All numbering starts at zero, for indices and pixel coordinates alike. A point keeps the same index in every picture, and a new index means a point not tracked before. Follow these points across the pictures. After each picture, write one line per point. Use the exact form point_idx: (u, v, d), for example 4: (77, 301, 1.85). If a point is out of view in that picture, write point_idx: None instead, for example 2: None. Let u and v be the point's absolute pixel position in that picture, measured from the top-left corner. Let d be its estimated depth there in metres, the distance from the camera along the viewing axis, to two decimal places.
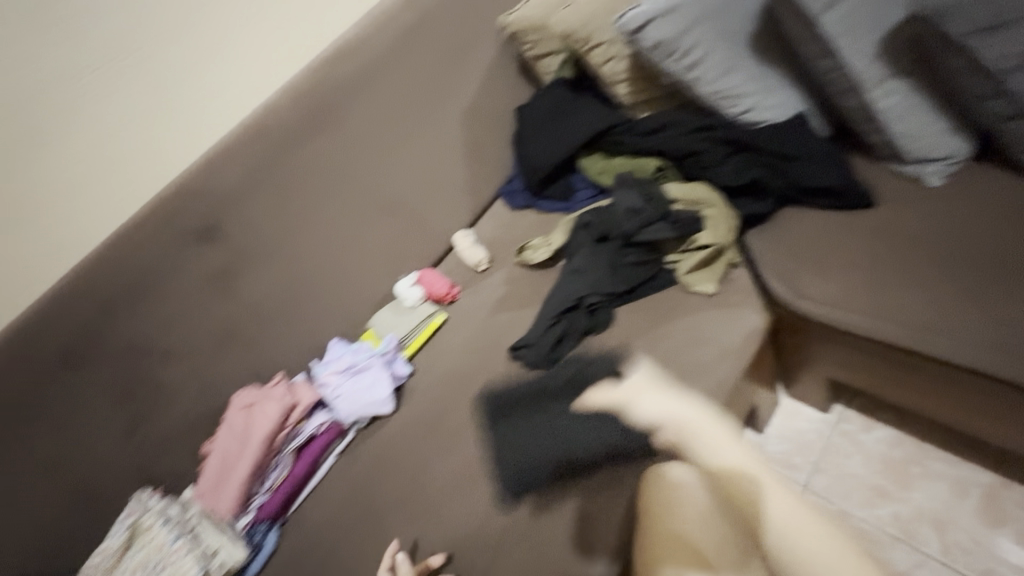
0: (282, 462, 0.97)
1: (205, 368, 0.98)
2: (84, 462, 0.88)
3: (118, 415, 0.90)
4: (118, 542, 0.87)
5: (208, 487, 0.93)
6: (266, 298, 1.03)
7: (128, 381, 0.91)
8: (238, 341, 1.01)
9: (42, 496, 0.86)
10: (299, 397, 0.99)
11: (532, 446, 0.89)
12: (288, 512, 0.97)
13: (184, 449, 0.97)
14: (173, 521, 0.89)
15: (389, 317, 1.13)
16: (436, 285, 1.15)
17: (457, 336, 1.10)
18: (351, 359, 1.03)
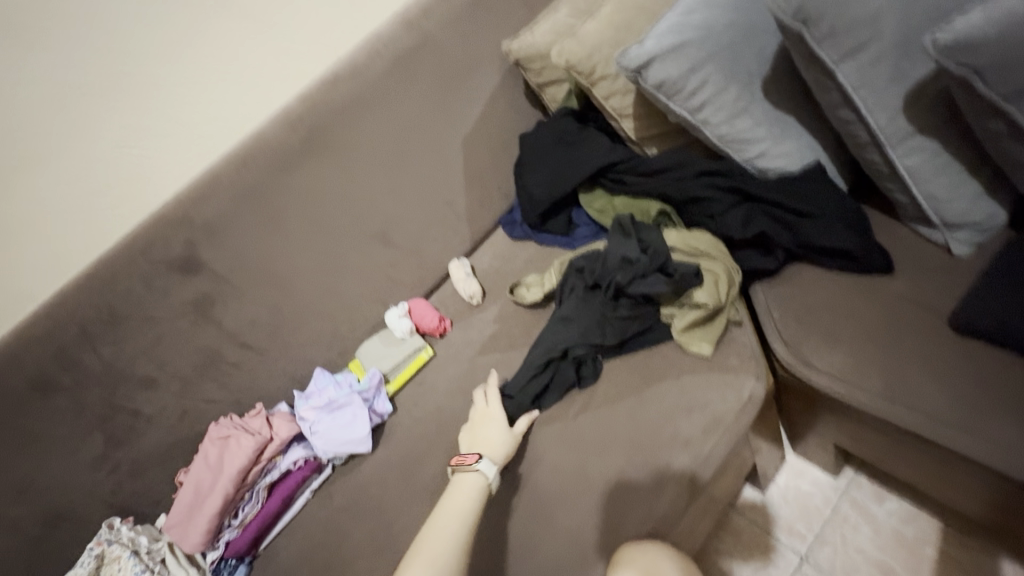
0: (254, 497, 0.95)
1: (184, 395, 0.95)
2: (54, 487, 0.87)
3: (91, 441, 0.88)
4: (85, 571, 0.87)
5: (177, 519, 0.91)
6: (252, 325, 0.99)
7: (102, 406, 0.88)
8: (219, 366, 0.97)
9: (9, 521, 0.84)
10: (277, 432, 0.97)
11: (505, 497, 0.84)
12: (258, 548, 0.95)
13: (158, 477, 0.95)
14: (140, 554, 0.89)
15: (379, 347, 1.10)
16: (426, 317, 1.12)
17: (444, 373, 1.06)
18: (332, 394, 1.00)
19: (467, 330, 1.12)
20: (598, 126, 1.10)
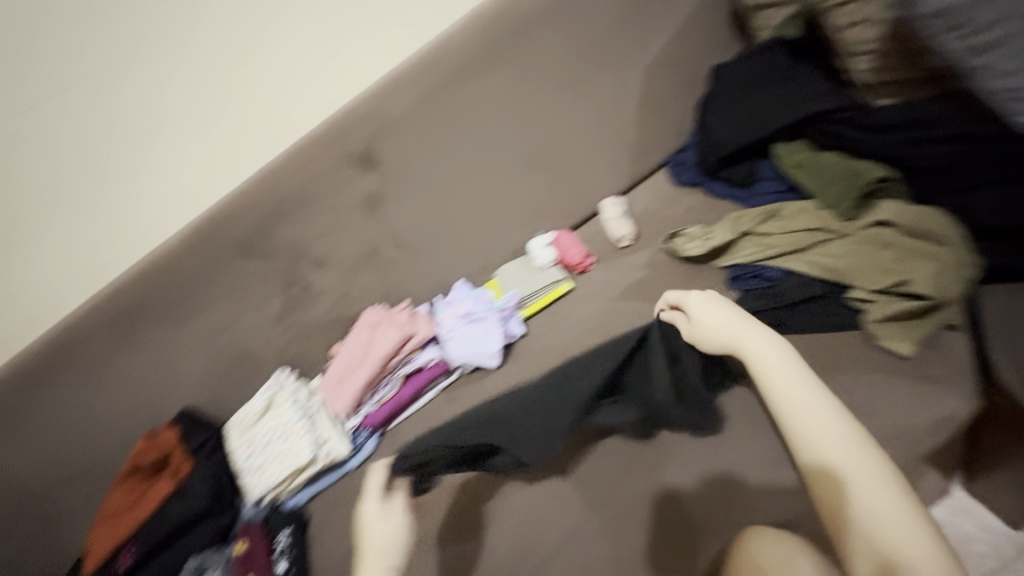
0: (392, 382, 1.04)
1: (347, 279, 1.05)
2: (244, 333, 1.03)
3: (273, 303, 1.02)
4: (259, 406, 1.03)
5: (330, 384, 1.04)
6: (410, 227, 1.05)
7: (283, 275, 0.99)
8: (377, 260, 1.06)
9: (211, 352, 1.03)
10: (417, 329, 1.04)
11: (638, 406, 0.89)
12: (389, 426, 1.06)
13: (317, 345, 1.10)
14: (300, 404, 1.03)
15: (519, 271, 1.11)
16: (571, 251, 1.10)
17: (580, 309, 1.05)
18: (471, 306, 1.04)
19: (610, 272, 1.08)
20: (815, 66, 0.97)
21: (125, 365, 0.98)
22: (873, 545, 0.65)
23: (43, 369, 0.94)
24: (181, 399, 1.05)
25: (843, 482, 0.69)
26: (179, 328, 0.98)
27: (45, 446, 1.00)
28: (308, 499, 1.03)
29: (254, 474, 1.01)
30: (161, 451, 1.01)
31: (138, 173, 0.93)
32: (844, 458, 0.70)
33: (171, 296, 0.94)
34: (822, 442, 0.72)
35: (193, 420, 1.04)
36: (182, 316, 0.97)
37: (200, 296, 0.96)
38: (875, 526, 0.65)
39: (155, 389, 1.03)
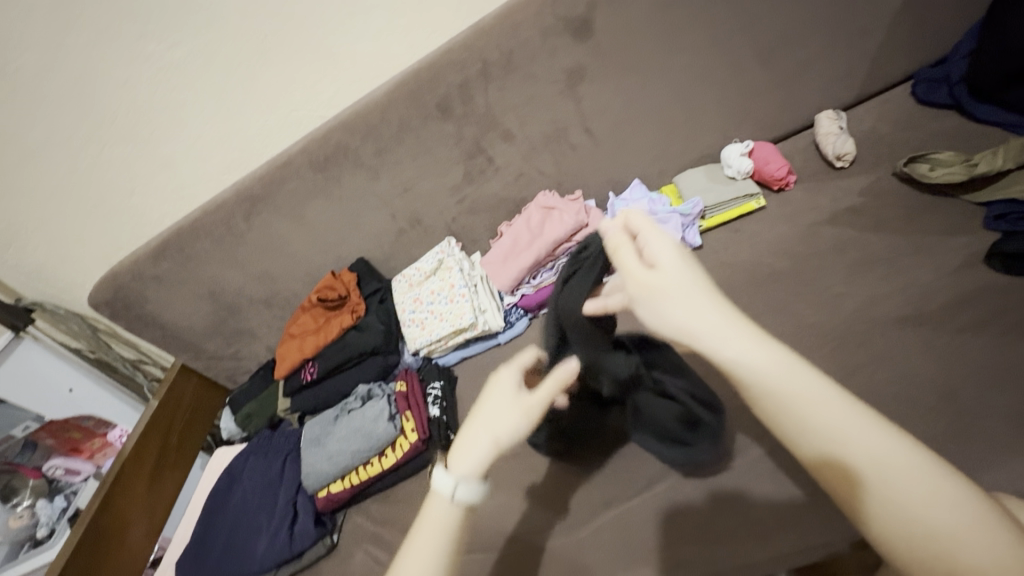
0: (554, 268, 1.05)
1: (527, 159, 1.04)
2: (423, 196, 1.07)
3: (455, 170, 1.04)
4: (428, 267, 1.09)
5: (495, 259, 1.07)
6: (601, 112, 1.00)
7: (471, 143, 1.00)
8: (560, 143, 1.03)
9: (392, 209, 1.09)
10: (590, 220, 1.04)
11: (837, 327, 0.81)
12: (540, 311, 1.08)
13: (484, 221, 1.12)
14: (464, 273, 1.07)
15: (704, 180, 1.03)
16: (771, 165, 0.99)
17: (769, 229, 0.97)
18: (650, 207, 1.00)
19: (811, 196, 0.98)
20: None
21: (321, 206, 1.07)
22: (886, 540, 0.48)
23: (257, 197, 1.04)
24: (359, 249, 1.15)
25: (868, 482, 0.48)
26: (372, 180, 1.04)
27: (251, 266, 1.16)
28: (457, 361, 1.11)
29: (415, 327, 1.08)
30: (343, 291, 1.11)
31: (355, 31, 1.07)
32: (829, 428, 0.50)
33: (370, 147, 0.99)
34: (834, 426, 0.50)
35: (367, 269, 1.14)
36: (375, 169, 1.02)
37: (394, 152, 1.00)
38: (912, 514, 0.46)
39: (341, 234, 1.12)
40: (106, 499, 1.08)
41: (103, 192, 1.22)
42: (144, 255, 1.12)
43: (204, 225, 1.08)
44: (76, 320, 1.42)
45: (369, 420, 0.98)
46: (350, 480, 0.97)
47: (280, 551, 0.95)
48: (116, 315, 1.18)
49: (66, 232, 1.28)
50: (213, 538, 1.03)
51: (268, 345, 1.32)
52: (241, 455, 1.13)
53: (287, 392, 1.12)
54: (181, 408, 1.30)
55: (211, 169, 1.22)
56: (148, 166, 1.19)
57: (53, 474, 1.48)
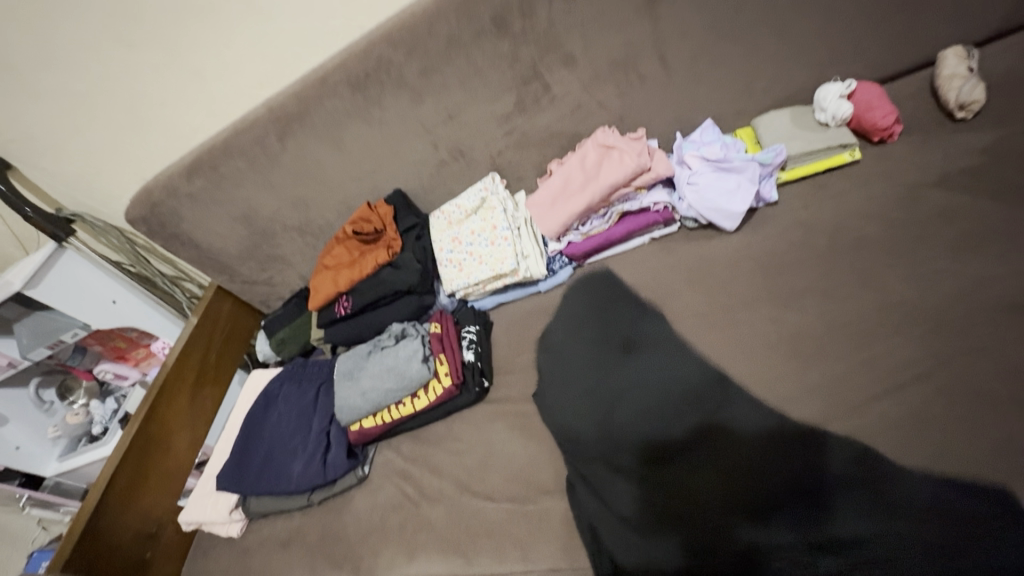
0: (606, 216, 0.96)
1: (588, 89, 0.93)
2: (470, 126, 0.98)
3: (507, 98, 0.94)
4: (469, 205, 1.02)
5: (542, 202, 0.98)
6: (680, 36, 0.87)
7: (527, 67, 0.90)
8: (628, 72, 0.91)
9: (433, 137, 1.00)
10: (654, 165, 0.92)
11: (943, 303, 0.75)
12: (586, 261, 1.01)
13: (533, 157, 1.03)
14: (507, 214, 1.00)
15: (789, 124, 0.93)
16: (875, 111, 0.89)
17: (857, 189, 0.88)
18: (723, 152, 0.90)
19: (916, 152, 0.90)
20: None
21: (359, 130, 0.99)
22: None
23: (292, 116, 0.97)
24: (396, 180, 1.08)
25: None
26: (414, 105, 0.95)
27: (284, 190, 1.11)
28: (493, 305, 1.07)
29: (452, 268, 1.02)
30: (379, 224, 1.05)
31: None
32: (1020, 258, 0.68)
33: (415, 65, 0.89)
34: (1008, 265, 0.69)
35: (404, 202, 1.08)
36: (419, 91, 0.93)
37: (441, 72, 0.90)
38: None
39: (377, 161, 1.04)
40: (150, 410, 1.12)
41: (135, 101, 1.16)
42: (177, 173, 1.08)
43: (238, 144, 1.02)
44: (115, 234, 1.44)
45: (402, 359, 0.96)
46: (382, 417, 0.97)
47: (313, 476, 0.97)
48: (152, 232, 1.16)
49: (100, 142, 1.25)
50: (250, 458, 1.06)
51: (303, 273, 1.30)
52: (276, 380, 1.14)
53: (322, 323, 1.10)
54: (218, 328, 1.31)
55: (243, 82, 1.14)
56: (179, 75, 1.12)
57: (104, 377, 1.62)
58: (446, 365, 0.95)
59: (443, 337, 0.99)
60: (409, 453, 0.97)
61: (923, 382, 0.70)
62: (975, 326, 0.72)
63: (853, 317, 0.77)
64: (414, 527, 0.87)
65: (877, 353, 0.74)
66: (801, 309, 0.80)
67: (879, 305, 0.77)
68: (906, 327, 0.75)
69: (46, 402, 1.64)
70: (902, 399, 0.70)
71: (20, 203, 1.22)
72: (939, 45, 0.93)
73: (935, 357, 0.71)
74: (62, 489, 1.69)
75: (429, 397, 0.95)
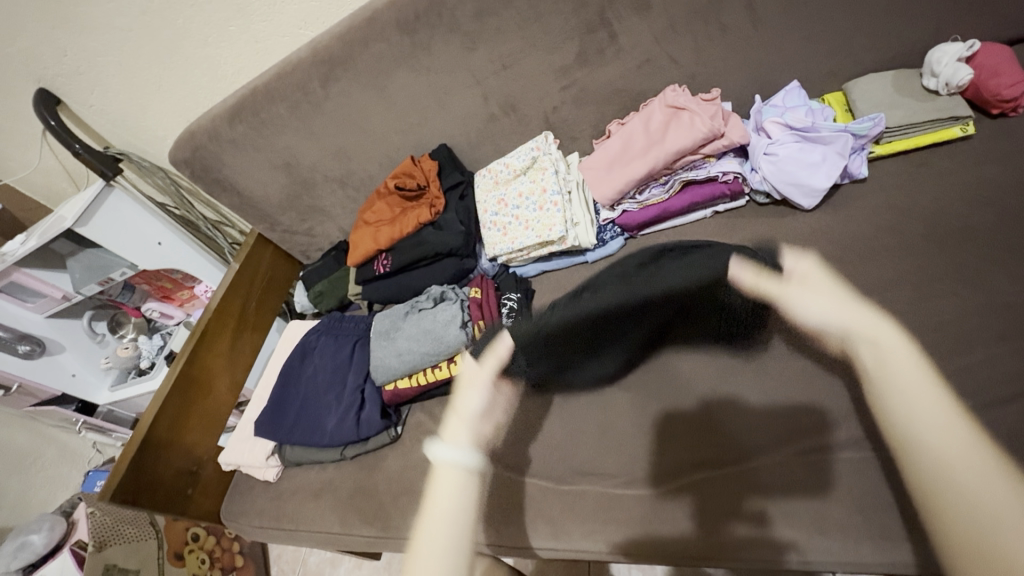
0: (667, 185, 0.88)
1: (660, 41, 0.84)
2: (523, 78, 0.90)
3: (567, 48, 0.85)
4: (518, 165, 0.95)
5: (597, 165, 0.90)
6: None
7: (595, 12, 0.81)
8: (707, 23, 0.81)
9: (485, 89, 0.93)
10: (728, 130, 0.83)
11: None
12: (639, 233, 0.94)
13: (591, 116, 0.95)
14: (559, 176, 0.93)
15: (890, 92, 0.81)
16: (1000, 79, 0.77)
17: (964, 170, 0.78)
18: (809, 119, 0.80)
19: None
20: None
21: (405, 79, 0.93)
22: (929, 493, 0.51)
23: (336, 60, 0.92)
24: (442, 134, 1.02)
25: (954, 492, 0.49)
26: (467, 52, 0.88)
27: (326, 139, 1.06)
28: (535, 273, 1.02)
29: (496, 232, 0.97)
30: (423, 181, 1.01)
31: None
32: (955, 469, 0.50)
33: (470, 6, 0.82)
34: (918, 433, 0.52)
35: (449, 158, 1.02)
36: (472, 36, 0.85)
37: (498, 15, 0.83)
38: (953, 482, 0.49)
39: (424, 113, 0.98)
40: (194, 352, 1.14)
41: (181, 38, 1.13)
42: (219, 116, 1.05)
43: (281, 87, 0.98)
44: (160, 175, 1.43)
45: (441, 323, 0.93)
46: (417, 379, 0.96)
47: (347, 431, 0.97)
48: (195, 176, 1.14)
49: (145, 80, 1.23)
50: (287, 407, 1.07)
51: (341, 226, 1.27)
52: (313, 332, 1.14)
53: (360, 280, 1.07)
54: (258, 276, 1.32)
55: (286, 23, 1.09)
56: (222, 11, 1.08)
57: (151, 315, 1.70)
58: (485, 333, 0.92)
59: (482, 303, 0.95)
60: (442, 417, 0.96)
61: None
62: None
63: (947, 317, 0.69)
64: None
65: (972, 362, 0.66)
66: (882, 302, 0.73)
67: (979, 306, 0.68)
68: (1009, 334, 0.66)
69: (99, 334, 1.71)
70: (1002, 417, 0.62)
71: (71, 139, 1.22)
72: None
73: None
74: (114, 417, 1.80)
75: (466, 363, 0.92)
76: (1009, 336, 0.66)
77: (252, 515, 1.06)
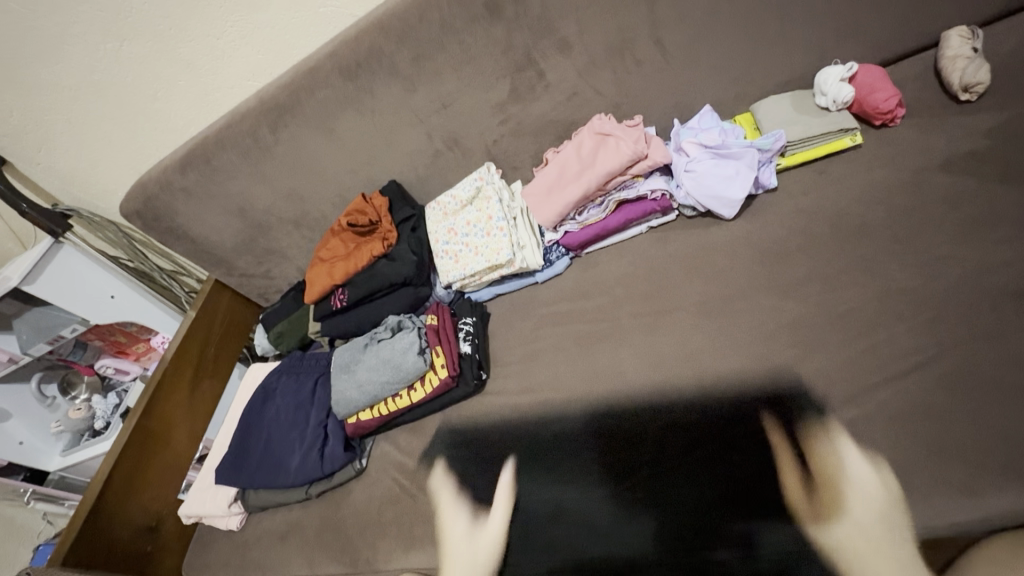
0: (603, 205, 0.95)
1: (583, 75, 0.92)
2: (462, 116, 0.97)
3: (500, 86, 0.93)
4: (464, 196, 1.00)
5: (537, 192, 0.97)
6: (675, 20, 0.86)
7: (521, 53, 0.88)
8: (624, 58, 0.90)
9: (428, 127, 0.99)
10: (651, 151, 0.91)
11: (952, 291, 0.73)
12: (583, 251, 1.00)
13: (529, 146, 1.02)
14: (504, 205, 0.98)
15: (789, 111, 0.91)
16: (878, 94, 0.87)
17: (860, 174, 0.87)
18: (721, 138, 0.89)
19: (920, 135, 0.88)
20: None
21: (351, 121, 0.98)
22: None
23: (284, 107, 0.96)
24: (391, 171, 1.07)
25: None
26: (407, 93, 0.94)
27: (278, 182, 1.09)
28: (489, 297, 1.06)
29: (448, 260, 1.01)
30: (375, 216, 1.05)
31: None
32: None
33: (406, 53, 0.88)
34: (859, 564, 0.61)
35: (398, 193, 1.07)
36: (411, 80, 0.92)
37: (433, 59, 0.89)
38: None
39: (372, 152, 1.03)
40: (150, 404, 1.12)
41: (128, 95, 1.15)
42: (171, 166, 1.07)
43: (232, 135, 1.01)
44: (112, 229, 1.43)
45: (399, 351, 0.95)
46: (380, 410, 0.97)
47: (312, 469, 0.97)
48: (148, 226, 1.15)
49: (93, 136, 1.24)
50: (250, 451, 1.06)
51: (298, 265, 1.29)
52: (273, 373, 1.13)
53: (319, 317, 1.09)
54: (216, 321, 1.31)
55: (233, 75, 1.13)
56: (168, 67, 1.11)
57: (104, 372, 1.64)
58: (443, 357, 0.95)
59: (439, 330, 0.97)
60: (406, 445, 0.97)
61: (929, 371, 0.69)
62: (983, 319, 0.70)
63: (855, 305, 0.76)
64: (415, 521, 0.87)
65: (880, 343, 0.72)
66: (800, 297, 0.79)
67: (882, 293, 0.76)
68: (907, 316, 0.73)
69: (49, 397, 1.63)
70: (905, 389, 0.69)
71: (17, 199, 1.21)
72: (944, 26, 0.92)
73: (938, 345, 0.70)
74: (67, 484, 1.70)
75: (426, 389, 0.95)
76: (909, 317, 0.73)
77: (216, 568, 1.02)
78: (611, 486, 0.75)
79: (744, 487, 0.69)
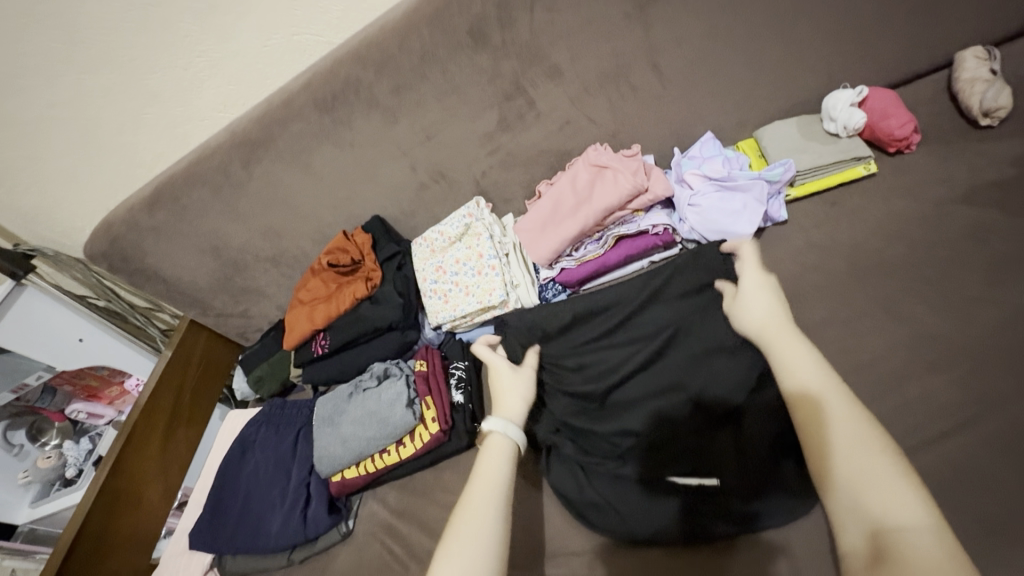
0: (601, 241, 0.89)
1: (577, 103, 0.86)
2: (449, 147, 0.91)
3: (488, 116, 0.86)
4: (453, 232, 0.94)
5: (530, 227, 0.90)
6: (674, 44, 0.81)
7: (510, 81, 0.82)
8: (620, 84, 0.84)
9: (412, 159, 0.93)
10: (651, 184, 0.85)
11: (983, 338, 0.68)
12: (581, 288, 0.94)
13: (521, 177, 0.96)
14: (495, 241, 0.92)
15: (795, 138, 0.86)
16: (891, 120, 0.82)
17: (873, 205, 0.82)
18: (726, 169, 0.84)
19: (934, 163, 0.84)
20: None
21: (330, 155, 0.91)
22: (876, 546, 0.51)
23: (256, 142, 0.89)
24: (374, 206, 1.00)
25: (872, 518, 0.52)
26: (389, 125, 0.87)
27: (253, 219, 1.02)
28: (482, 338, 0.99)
29: (437, 300, 0.94)
30: (359, 255, 0.98)
31: None
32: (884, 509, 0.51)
33: (387, 83, 0.82)
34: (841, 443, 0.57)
35: (382, 229, 1.00)
36: (393, 111, 0.85)
37: (416, 89, 0.83)
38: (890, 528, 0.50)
39: (353, 187, 0.97)
40: (119, 460, 1.03)
41: (90, 127, 1.08)
42: (136, 205, 0.99)
43: (201, 172, 0.93)
44: (79, 268, 1.34)
45: (386, 404, 0.88)
46: (366, 467, 0.89)
47: (293, 534, 0.89)
48: (114, 268, 1.06)
49: (54, 171, 1.16)
50: (226, 511, 0.97)
51: (279, 303, 1.22)
52: (251, 424, 1.04)
53: (300, 362, 1.02)
54: (192, 364, 1.22)
55: (203, 105, 1.06)
56: (133, 98, 1.04)
57: (75, 416, 1.55)
58: (433, 410, 0.87)
59: (429, 377, 0.90)
60: (396, 504, 0.90)
61: (966, 427, 0.63)
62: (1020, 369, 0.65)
63: (879, 351, 0.70)
64: None
65: (910, 394, 0.67)
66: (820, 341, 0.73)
67: (908, 338, 0.70)
68: (936, 364, 0.68)
69: (16, 445, 1.51)
70: (941, 447, 0.63)
71: None
72: (952, 49, 0.88)
73: (973, 398, 0.65)
74: (36, 535, 1.58)
75: (415, 444, 0.87)
76: (939, 365, 0.68)
77: None
78: (625, 443, 0.75)
79: (755, 463, 0.68)
